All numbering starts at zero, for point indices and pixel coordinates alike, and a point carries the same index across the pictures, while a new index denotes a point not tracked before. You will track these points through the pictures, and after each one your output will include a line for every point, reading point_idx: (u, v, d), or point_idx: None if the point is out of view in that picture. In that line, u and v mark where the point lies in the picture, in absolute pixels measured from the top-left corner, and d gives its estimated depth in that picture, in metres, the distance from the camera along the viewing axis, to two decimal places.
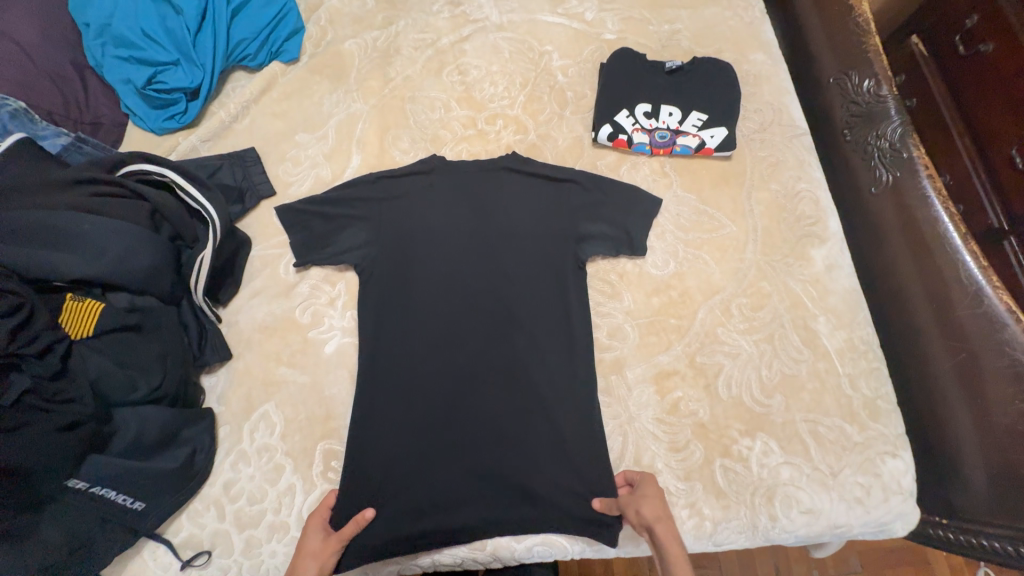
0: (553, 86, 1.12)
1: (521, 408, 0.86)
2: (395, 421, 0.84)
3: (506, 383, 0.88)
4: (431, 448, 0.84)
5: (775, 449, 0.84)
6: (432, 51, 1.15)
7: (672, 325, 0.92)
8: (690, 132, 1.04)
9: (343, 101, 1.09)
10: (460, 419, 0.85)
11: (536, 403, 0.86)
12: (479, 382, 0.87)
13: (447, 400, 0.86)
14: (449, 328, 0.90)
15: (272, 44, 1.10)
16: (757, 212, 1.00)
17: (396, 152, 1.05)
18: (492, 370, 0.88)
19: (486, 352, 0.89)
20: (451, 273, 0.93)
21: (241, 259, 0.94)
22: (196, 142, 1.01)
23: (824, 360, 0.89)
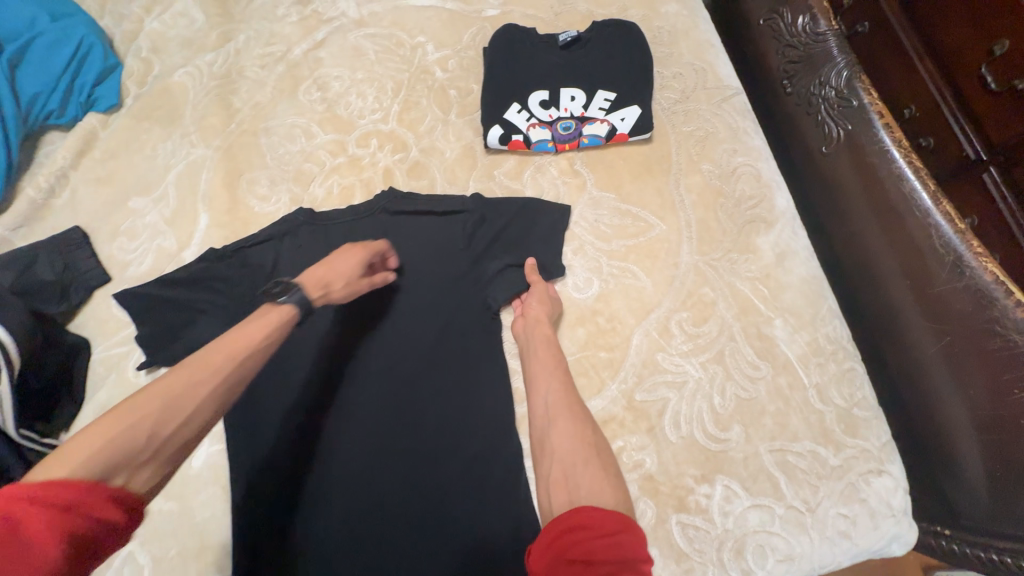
0: (432, 86, 0.94)
1: (435, 503, 0.72)
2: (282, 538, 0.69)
3: (414, 475, 0.73)
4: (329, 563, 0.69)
5: (739, 492, 0.71)
6: (282, 66, 0.96)
7: (602, 360, 0.77)
8: (597, 118, 0.86)
9: (181, 148, 0.90)
10: (360, 529, 0.70)
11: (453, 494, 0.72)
12: (380, 480, 0.72)
13: (340, 508, 0.71)
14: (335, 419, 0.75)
15: (80, 91, 0.90)
16: (689, 202, 0.84)
17: (252, 202, 0.87)
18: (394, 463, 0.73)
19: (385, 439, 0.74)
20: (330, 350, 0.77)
21: (78, 368, 0.78)
22: (5, 232, 0.83)
23: (785, 372, 0.75)
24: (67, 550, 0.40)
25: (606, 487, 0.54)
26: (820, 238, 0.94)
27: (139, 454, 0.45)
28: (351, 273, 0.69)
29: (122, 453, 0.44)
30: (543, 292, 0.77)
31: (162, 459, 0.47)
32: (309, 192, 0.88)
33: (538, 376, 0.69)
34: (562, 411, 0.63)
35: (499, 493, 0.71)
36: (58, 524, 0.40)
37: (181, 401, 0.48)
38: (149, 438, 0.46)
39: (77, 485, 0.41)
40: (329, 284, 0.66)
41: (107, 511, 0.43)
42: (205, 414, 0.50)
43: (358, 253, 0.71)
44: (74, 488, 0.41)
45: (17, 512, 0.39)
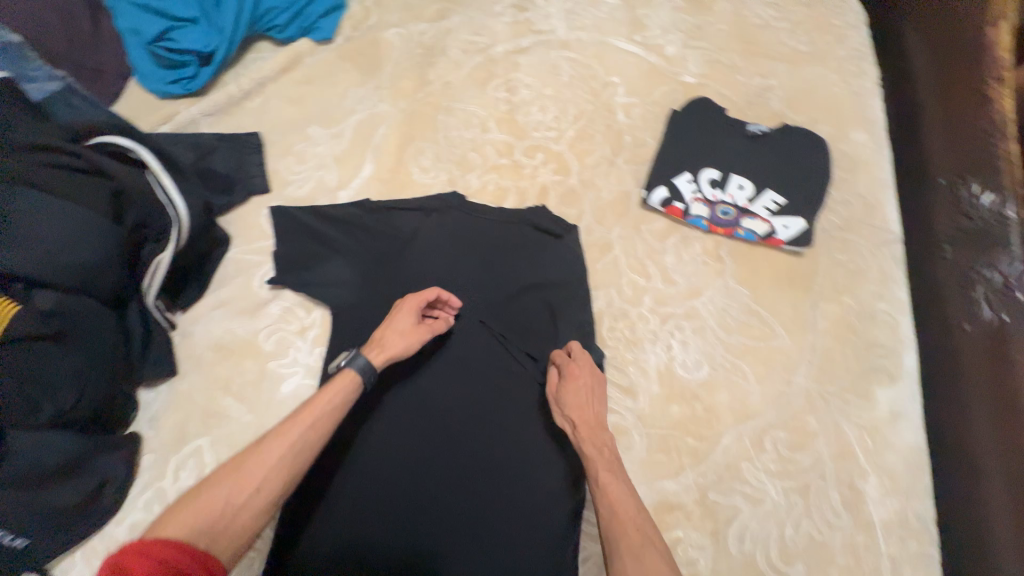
0: (610, 125, 0.96)
1: (486, 512, 0.72)
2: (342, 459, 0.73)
3: (471, 480, 0.73)
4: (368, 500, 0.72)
5: None
6: (481, 58, 1.01)
7: (688, 447, 0.76)
8: (759, 216, 0.87)
9: (369, 97, 0.95)
10: (419, 509, 0.72)
11: (505, 509, 0.72)
12: (440, 469, 0.74)
13: (403, 480, 0.73)
14: (419, 392, 0.78)
15: (305, 17, 0.97)
16: (820, 328, 0.83)
17: (414, 169, 0.91)
18: (453, 462, 0.74)
19: (454, 432, 0.75)
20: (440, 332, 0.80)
21: (214, 259, 0.82)
22: (197, 115, 0.90)
23: (864, 532, 0.73)
24: None
25: None
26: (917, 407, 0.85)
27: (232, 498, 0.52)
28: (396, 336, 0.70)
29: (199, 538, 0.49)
30: (590, 383, 0.71)
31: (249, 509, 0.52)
32: (466, 179, 0.91)
33: (601, 475, 0.63)
34: (631, 532, 0.57)
35: (544, 523, 0.71)
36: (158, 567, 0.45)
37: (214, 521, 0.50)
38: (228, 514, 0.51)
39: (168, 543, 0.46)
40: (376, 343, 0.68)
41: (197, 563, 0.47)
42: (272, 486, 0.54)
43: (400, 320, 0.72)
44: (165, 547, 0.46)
45: (129, 558, 0.45)
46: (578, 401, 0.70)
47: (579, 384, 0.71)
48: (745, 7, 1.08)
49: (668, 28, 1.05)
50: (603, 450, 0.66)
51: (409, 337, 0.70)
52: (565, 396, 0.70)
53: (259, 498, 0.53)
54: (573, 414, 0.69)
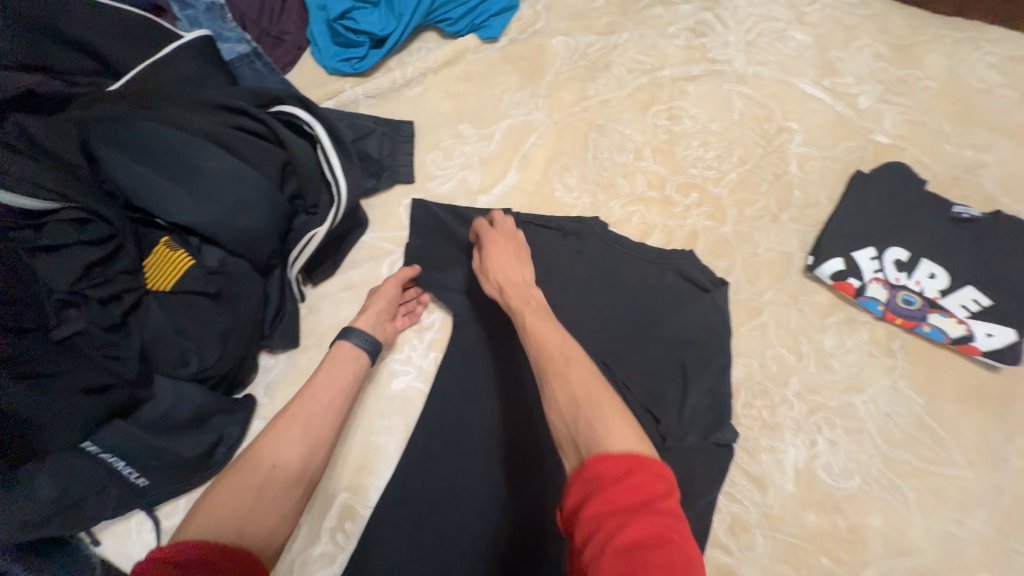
0: (780, 175, 0.86)
1: (527, 526, 0.66)
2: (429, 455, 0.70)
3: (515, 489, 0.68)
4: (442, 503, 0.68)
5: None
6: (646, 79, 0.94)
7: (821, 566, 0.65)
8: (954, 314, 0.73)
9: (525, 104, 0.92)
10: (457, 511, 0.67)
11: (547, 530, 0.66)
12: (481, 470, 0.69)
13: (444, 477, 0.69)
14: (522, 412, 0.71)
15: (478, 14, 0.95)
16: (1013, 467, 0.68)
17: (558, 186, 0.86)
18: (497, 453, 0.70)
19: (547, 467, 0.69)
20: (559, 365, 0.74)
21: (351, 240, 0.82)
22: (360, 96, 0.91)
23: None
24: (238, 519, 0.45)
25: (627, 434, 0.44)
26: None
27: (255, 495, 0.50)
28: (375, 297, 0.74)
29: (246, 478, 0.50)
30: (511, 245, 0.68)
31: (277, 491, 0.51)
32: (609, 206, 0.85)
33: (529, 321, 0.58)
34: (558, 358, 0.52)
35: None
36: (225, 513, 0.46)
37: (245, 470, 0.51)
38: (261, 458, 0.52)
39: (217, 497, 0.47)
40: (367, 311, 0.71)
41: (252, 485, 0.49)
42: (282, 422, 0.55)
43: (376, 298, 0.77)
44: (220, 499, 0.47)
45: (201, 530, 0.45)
46: (504, 250, 0.67)
47: (496, 245, 0.68)
48: (966, 65, 0.92)
49: (865, 77, 0.92)
50: (531, 301, 0.61)
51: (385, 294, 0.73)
52: (491, 256, 0.67)
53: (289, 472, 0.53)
54: (495, 267, 0.65)
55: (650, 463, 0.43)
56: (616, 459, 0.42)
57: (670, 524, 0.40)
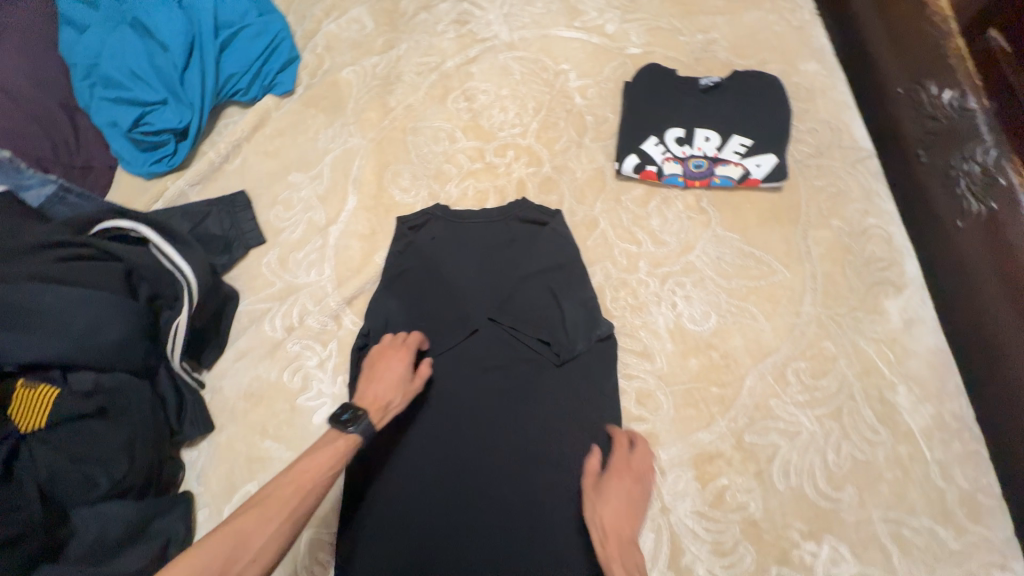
0: (570, 110, 1.00)
1: (511, 523, 0.73)
2: (415, 453, 0.77)
3: (502, 492, 0.74)
4: (431, 494, 0.74)
5: (848, 558, 0.68)
6: (436, 76, 1.05)
7: (713, 395, 0.77)
8: (731, 161, 0.89)
9: (340, 135, 1.00)
10: (424, 512, 0.73)
11: (528, 504, 0.73)
12: (459, 475, 0.75)
13: (429, 489, 0.75)
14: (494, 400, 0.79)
15: (265, 76, 1.02)
16: (816, 254, 0.84)
17: (396, 192, 0.95)
18: (481, 440, 0.77)
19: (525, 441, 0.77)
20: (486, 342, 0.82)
21: (227, 315, 0.86)
22: (185, 186, 0.95)
23: (906, 442, 0.72)
24: None
25: None
26: None
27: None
28: (402, 375, 0.71)
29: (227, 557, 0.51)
30: (619, 493, 0.68)
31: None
32: (446, 190, 0.95)
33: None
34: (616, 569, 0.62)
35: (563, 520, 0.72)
36: None
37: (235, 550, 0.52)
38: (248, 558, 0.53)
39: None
40: (389, 400, 0.68)
41: None
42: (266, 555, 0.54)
43: (401, 354, 0.74)
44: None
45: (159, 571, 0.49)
46: (615, 510, 0.66)
47: (604, 491, 0.68)
48: None
49: (604, 8, 1.08)
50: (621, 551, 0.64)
51: (407, 393, 0.71)
52: (598, 504, 0.66)
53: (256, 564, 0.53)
54: (605, 520, 0.65)
55: None
56: None
57: None
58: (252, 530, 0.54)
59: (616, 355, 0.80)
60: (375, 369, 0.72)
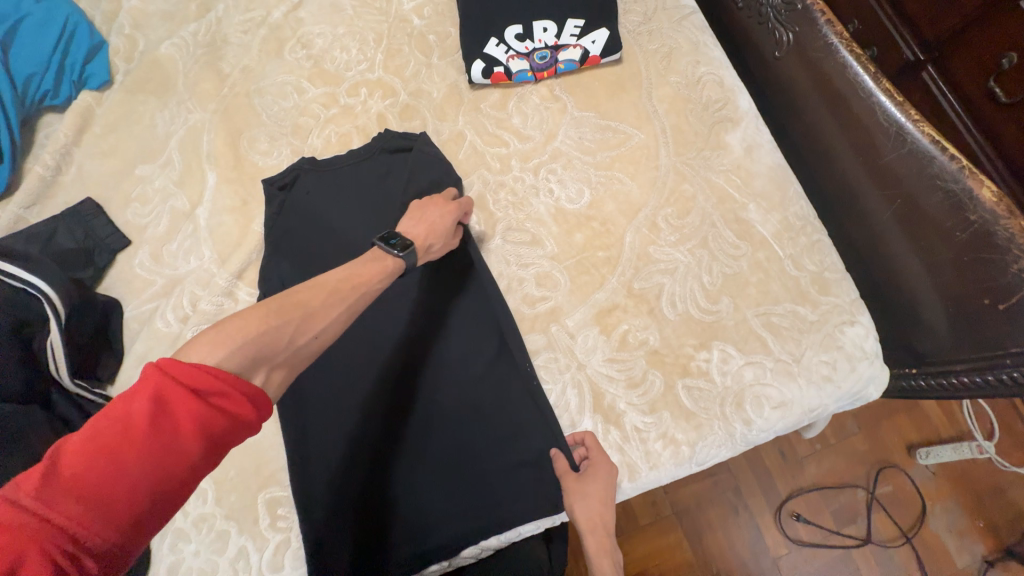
0: (411, 33, 0.98)
1: (474, 467, 0.76)
2: (367, 433, 0.77)
3: (471, 444, 0.77)
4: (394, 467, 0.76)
5: (734, 353, 0.79)
6: (265, 30, 0.99)
7: (601, 258, 0.85)
8: (570, 44, 0.92)
9: (179, 115, 0.94)
10: (383, 455, 0.77)
11: (486, 445, 0.77)
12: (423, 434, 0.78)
13: (387, 453, 0.76)
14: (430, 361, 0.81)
15: (71, 70, 0.92)
16: (662, 111, 0.92)
17: (256, 158, 0.92)
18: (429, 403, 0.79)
19: (469, 393, 0.79)
20: (417, 303, 0.84)
21: (114, 326, 0.82)
22: (19, 211, 0.86)
23: (762, 248, 0.84)
24: (208, 437, 0.45)
25: None
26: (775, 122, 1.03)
27: (274, 353, 0.51)
28: (445, 225, 0.77)
29: (261, 351, 0.50)
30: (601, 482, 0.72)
31: (294, 362, 0.53)
32: (308, 143, 0.93)
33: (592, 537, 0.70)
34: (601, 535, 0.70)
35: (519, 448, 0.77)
36: (202, 407, 0.44)
37: (264, 340, 0.51)
38: (288, 342, 0.53)
39: (218, 375, 0.46)
40: (432, 242, 0.74)
41: (239, 407, 0.47)
42: (328, 335, 0.57)
43: (451, 210, 0.78)
44: (214, 377, 0.46)
45: (166, 389, 0.44)
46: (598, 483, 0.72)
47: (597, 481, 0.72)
48: None
49: None
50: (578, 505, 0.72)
51: (445, 242, 0.77)
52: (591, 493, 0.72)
53: (315, 343, 0.56)
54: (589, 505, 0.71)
55: None
56: None
57: None
58: (330, 313, 0.57)
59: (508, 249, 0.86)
60: (420, 213, 0.76)
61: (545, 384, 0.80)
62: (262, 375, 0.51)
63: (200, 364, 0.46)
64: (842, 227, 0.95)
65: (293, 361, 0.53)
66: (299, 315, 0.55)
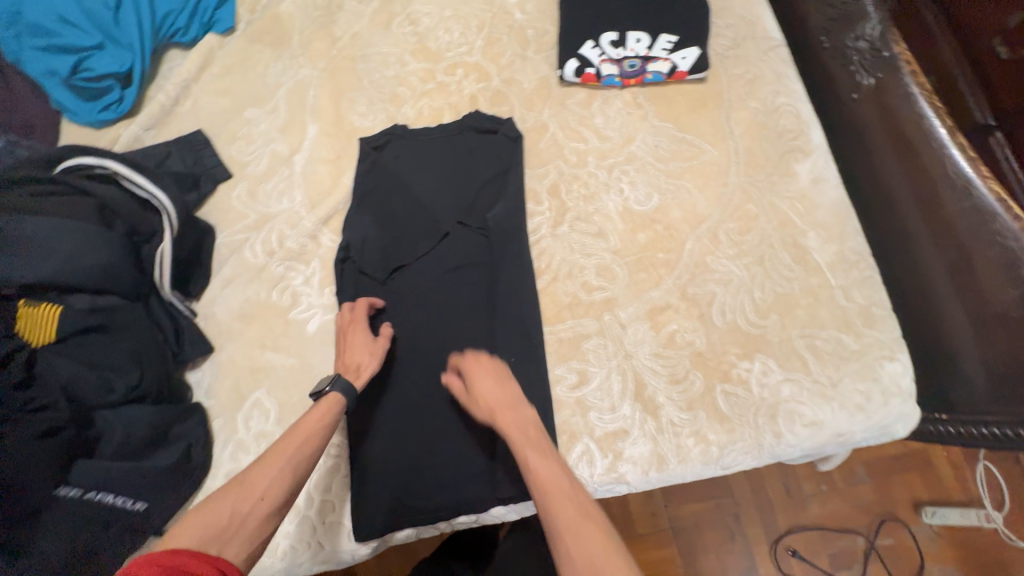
0: (512, 25, 1.05)
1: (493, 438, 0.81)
2: (406, 391, 0.84)
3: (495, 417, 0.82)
4: (424, 425, 0.82)
5: (774, 368, 0.83)
6: (377, 3, 1.07)
7: (660, 260, 0.90)
8: (660, 57, 0.98)
9: (290, 68, 1.01)
10: (432, 415, 0.82)
11: None
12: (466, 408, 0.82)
13: (424, 409, 0.83)
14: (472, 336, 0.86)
15: (203, 13, 1.01)
16: (737, 133, 0.97)
17: (353, 118, 0.99)
18: None
19: None
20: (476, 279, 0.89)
21: (207, 248, 0.89)
22: (139, 131, 0.95)
23: (816, 275, 0.88)
24: None
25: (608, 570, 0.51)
26: (840, 161, 1.05)
27: (226, 539, 0.53)
28: (361, 342, 0.78)
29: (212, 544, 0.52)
30: (489, 365, 0.73)
31: (247, 532, 0.55)
32: (402, 111, 1.00)
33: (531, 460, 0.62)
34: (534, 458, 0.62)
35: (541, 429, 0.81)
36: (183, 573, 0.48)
37: (218, 537, 0.53)
38: (236, 523, 0.54)
39: (187, 554, 0.49)
40: (359, 363, 0.76)
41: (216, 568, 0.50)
42: (275, 492, 0.58)
43: (353, 327, 0.80)
44: (186, 555, 0.49)
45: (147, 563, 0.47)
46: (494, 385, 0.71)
47: (477, 370, 0.72)
48: None
49: None
50: (528, 431, 0.66)
51: (376, 351, 0.78)
52: (478, 382, 0.71)
53: (264, 505, 0.57)
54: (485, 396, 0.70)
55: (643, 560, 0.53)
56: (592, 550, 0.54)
57: None
58: (270, 474, 0.59)
59: (575, 239, 0.91)
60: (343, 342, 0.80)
61: (591, 367, 0.84)
62: (223, 552, 0.52)
63: (173, 551, 0.49)
64: (887, 269, 0.96)
65: (249, 539, 0.54)
66: (246, 491, 0.57)
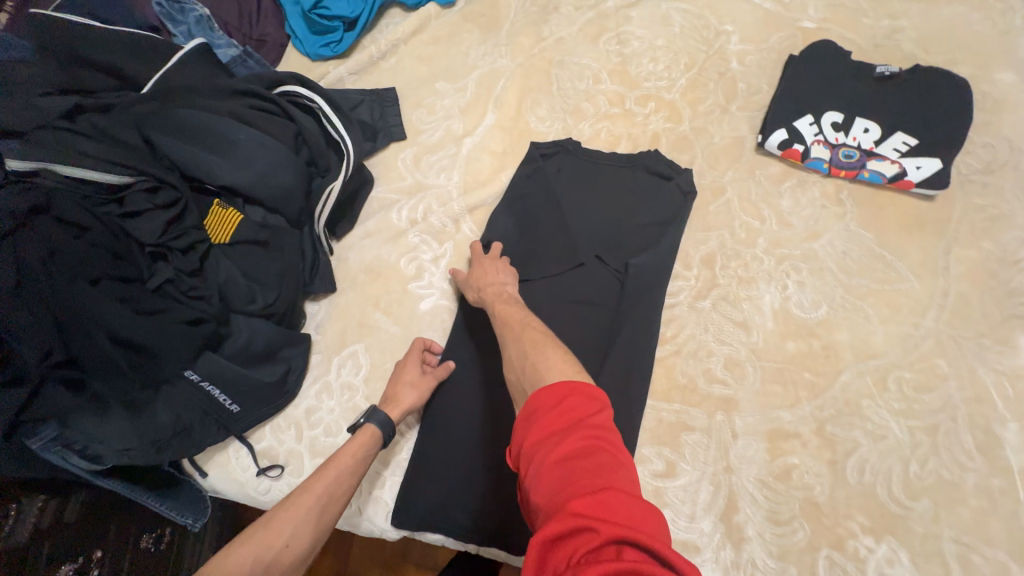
0: (723, 73, 0.97)
1: None
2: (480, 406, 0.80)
3: None
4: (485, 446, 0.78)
5: (904, 562, 0.68)
6: (593, 13, 1.04)
7: (805, 380, 0.78)
8: (887, 157, 0.85)
9: (490, 55, 1.03)
10: (504, 438, 0.78)
11: None
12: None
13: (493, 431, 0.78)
14: None
15: None
16: (954, 272, 0.80)
17: (532, 119, 0.98)
18: None
19: None
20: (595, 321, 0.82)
21: (361, 197, 0.94)
22: (344, 74, 1.03)
23: (1001, 476, 0.70)
24: None
25: (563, 398, 0.51)
26: None
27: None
28: (410, 375, 0.78)
29: None
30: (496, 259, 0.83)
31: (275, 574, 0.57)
32: (579, 127, 0.97)
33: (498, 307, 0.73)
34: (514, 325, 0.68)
35: None
36: None
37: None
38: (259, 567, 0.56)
39: None
40: (399, 397, 0.75)
41: None
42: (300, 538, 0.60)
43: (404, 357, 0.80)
44: None
45: None
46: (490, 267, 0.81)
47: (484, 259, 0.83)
48: None
49: None
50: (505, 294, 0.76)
51: (421, 388, 0.77)
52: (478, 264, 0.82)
53: (289, 551, 0.59)
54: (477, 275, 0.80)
55: (583, 391, 0.51)
56: (553, 391, 0.52)
57: (602, 436, 0.47)
58: (295, 517, 0.60)
59: (715, 320, 0.82)
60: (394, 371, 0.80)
61: (683, 463, 0.75)
62: None
63: None
64: None
65: None
66: (267, 534, 0.59)
